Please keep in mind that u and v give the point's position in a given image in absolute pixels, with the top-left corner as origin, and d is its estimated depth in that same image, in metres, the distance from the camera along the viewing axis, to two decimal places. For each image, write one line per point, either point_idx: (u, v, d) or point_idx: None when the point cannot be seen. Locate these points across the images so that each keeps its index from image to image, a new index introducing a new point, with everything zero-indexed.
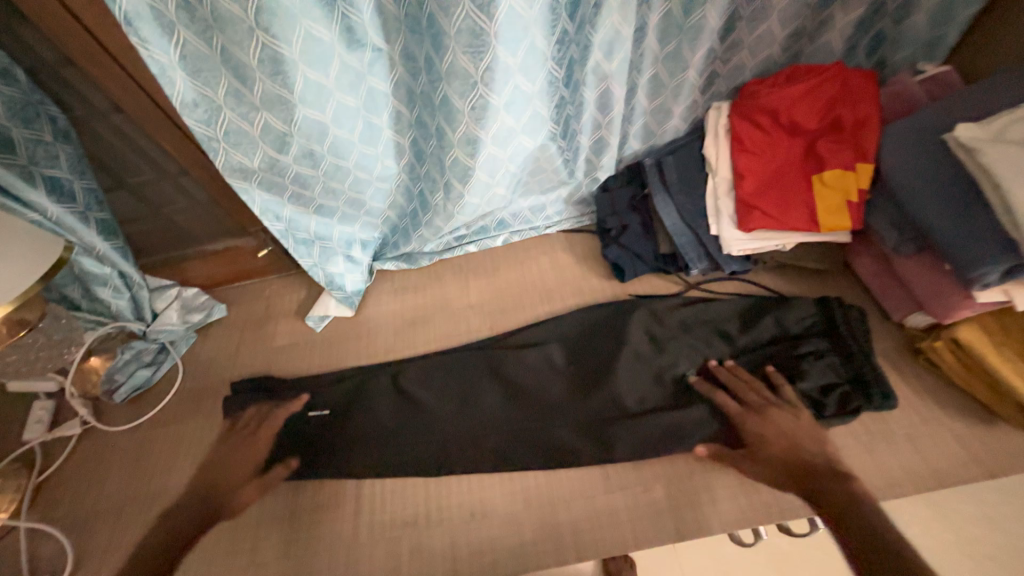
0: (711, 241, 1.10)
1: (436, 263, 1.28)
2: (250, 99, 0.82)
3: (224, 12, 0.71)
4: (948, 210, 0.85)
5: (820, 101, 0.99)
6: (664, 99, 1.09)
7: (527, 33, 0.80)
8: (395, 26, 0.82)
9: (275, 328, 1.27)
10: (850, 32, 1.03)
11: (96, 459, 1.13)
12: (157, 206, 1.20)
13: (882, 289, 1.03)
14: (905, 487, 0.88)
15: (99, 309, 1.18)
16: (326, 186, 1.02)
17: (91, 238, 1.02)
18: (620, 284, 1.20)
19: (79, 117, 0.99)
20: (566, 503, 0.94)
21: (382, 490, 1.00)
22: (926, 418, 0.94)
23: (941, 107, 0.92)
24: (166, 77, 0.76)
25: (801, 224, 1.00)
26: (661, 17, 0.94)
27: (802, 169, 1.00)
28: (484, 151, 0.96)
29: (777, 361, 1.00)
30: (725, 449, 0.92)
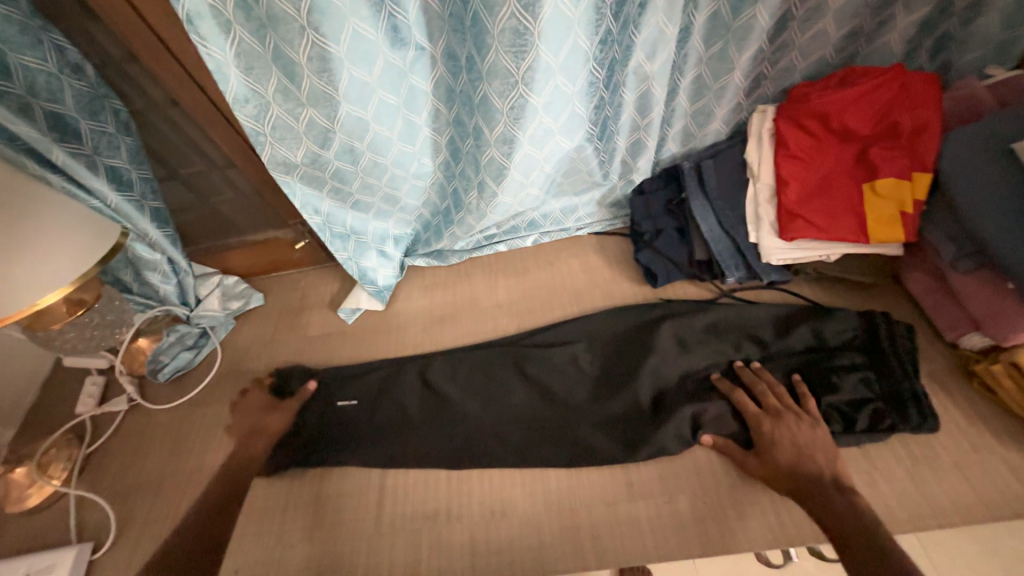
0: (749, 249, 1.06)
1: (465, 261, 1.29)
2: (297, 96, 0.85)
3: (278, 11, 0.73)
4: (1015, 225, 0.79)
5: (875, 105, 0.94)
6: (706, 101, 1.06)
7: (570, 33, 0.79)
8: (439, 25, 0.82)
9: (309, 318, 1.30)
10: (912, 34, 0.98)
11: (139, 435, 1.19)
12: (205, 196, 1.26)
13: (935, 305, 0.97)
14: (953, 518, 0.82)
15: (148, 293, 1.24)
16: (364, 182, 1.05)
17: (145, 226, 1.08)
18: (651, 289, 1.18)
19: (139, 109, 1.04)
20: (589, 509, 0.93)
21: (405, 482, 1.01)
22: (978, 446, 0.88)
23: (1012, 114, 0.85)
24: (221, 73, 0.79)
25: (848, 234, 0.95)
26: (707, 18, 0.92)
27: (852, 177, 0.96)
28: (520, 152, 0.96)
29: (809, 372, 0.96)
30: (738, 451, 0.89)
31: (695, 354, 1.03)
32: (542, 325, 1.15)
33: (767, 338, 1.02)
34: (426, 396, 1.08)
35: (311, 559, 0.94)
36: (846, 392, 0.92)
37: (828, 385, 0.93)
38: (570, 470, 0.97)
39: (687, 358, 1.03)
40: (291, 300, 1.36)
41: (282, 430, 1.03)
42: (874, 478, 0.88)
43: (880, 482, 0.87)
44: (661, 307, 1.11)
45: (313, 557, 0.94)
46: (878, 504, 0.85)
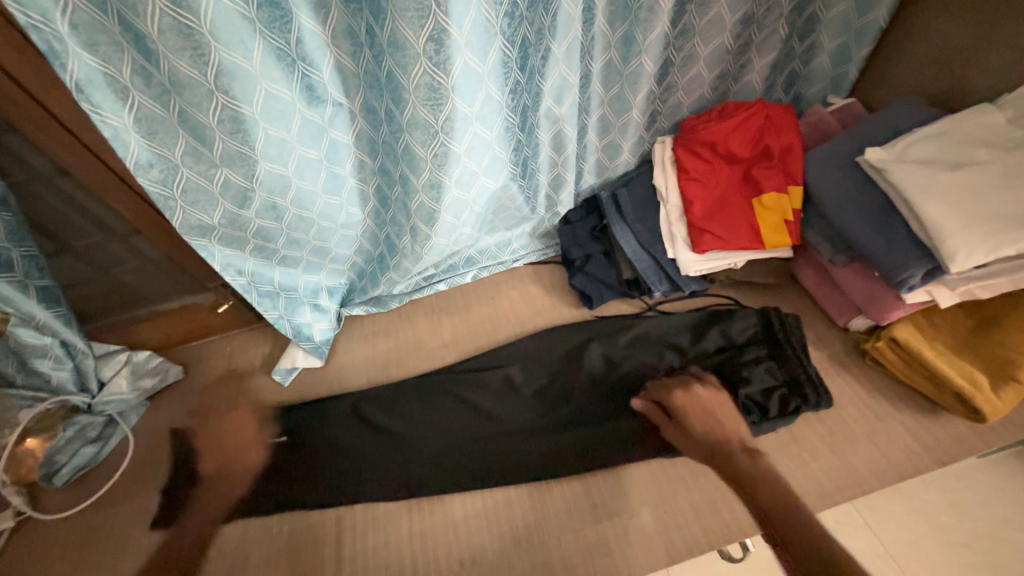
0: (669, 264, 1.17)
1: (405, 304, 1.28)
2: (209, 157, 0.82)
3: (182, 76, 0.71)
4: (871, 224, 0.95)
5: (750, 132, 1.10)
6: (613, 136, 1.17)
7: (483, 85, 0.84)
8: (354, 82, 0.85)
9: (239, 386, 1.21)
10: (769, 73, 1.17)
11: (32, 555, 1.01)
12: (105, 267, 1.14)
13: (825, 296, 1.11)
14: (872, 484, 0.93)
15: (36, 384, 1.07)
16: (290, 237, 1.02)
17: (29, 308, 0.97)
18: (589, 311, 1.24)
19: (17, 180, 0.93)
20: (557, 537, 0.92)
21: (365, 549, 0.94)
22: (879, 414, 1.00)
23: (853, 134, 1.04)
24: (119, 139, 0.75)
25: (747, 242, 1.08)
26: (603, 65, 1.03)
27: (742, 194, 1.10)
28: (448, 195, 0.99)
29: (724, 369, 1.05)
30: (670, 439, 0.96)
31: (635, 368, 1.09)
32: (479, 355, 1.17)
33: (684, 344, 1.11)
34: (377, 450, 1.03)
35: None
36: (756, 383, 1.02)
37: (739, 378, 1.03)
38: (535, 502, 0.97)
39: (628, 373, 1.08)
40: (217, 369, 1.25)
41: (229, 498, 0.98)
42: (804, 459, 0.97)
43: (809, 462, 0.96)
44: (599, 326, 1.17)
45: None
46: (811, 482, 0.94)
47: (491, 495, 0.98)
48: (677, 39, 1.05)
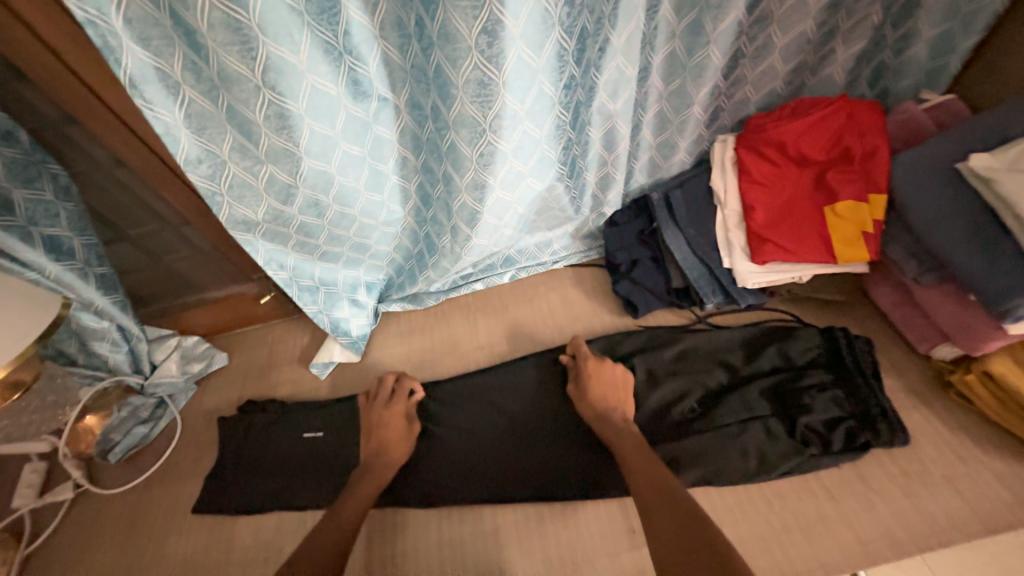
0: (724, 274, 1.08)
1: (441, 303, 1.26)
2: (255, 153, 0.81)
3: (231, 71, 0.69)
4: (969, 242, 0.83)
5: (827, 132, 0.99)
6: (669, 134, 1.08)
7: (535, 80, 0.79)
8: (401, 76, 0.81)
9: (279, 377, 1.23)
10: (853, 64, 1.04)
11: (88, 526, 1.07)
12: (158, 255, 1.18)
13: (904, 319, 1.00)
14: (953, 537, 0.82)
15: (96, 363, 1.13)
16: (331, 233, 1.01)
17: (90, 295, 1.00)
18: (632, 320, 1.17)
19: (80, 170, 0.97)
20: (592, 561, 0.88)
21: (394, 553, 0.93)
22: (963, 456, 0.89)
23: (953, 136, 0.91)
24: (170, 135, 0.74)
25: (817, 255, 0.98)
26: (664, 57, 0.95)
27: (813, 201, 0.99)
28: (492, 196, 0.95)
29: (782, 393, 0.96)
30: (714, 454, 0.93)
31: (681, 385, 1.02)
32: (514, 359, 1.13)
33: (735, 362, 1.03)
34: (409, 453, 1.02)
35: None
36: (817, 412, 0.92)
37: (797, 404, 0.94)
38: (568, 521, 0.93)
39: (674, 390, 1.01)
40: (258, 358, 1.28)
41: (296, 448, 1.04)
42: (871, 501, 0.87)
43: (876, 504, 0.87)
44: (644, 337, 1.10)
45: None
46: (878, 528, 0.85)
47: (522, 509, 0.95)
48: (750, 28, 0.94)
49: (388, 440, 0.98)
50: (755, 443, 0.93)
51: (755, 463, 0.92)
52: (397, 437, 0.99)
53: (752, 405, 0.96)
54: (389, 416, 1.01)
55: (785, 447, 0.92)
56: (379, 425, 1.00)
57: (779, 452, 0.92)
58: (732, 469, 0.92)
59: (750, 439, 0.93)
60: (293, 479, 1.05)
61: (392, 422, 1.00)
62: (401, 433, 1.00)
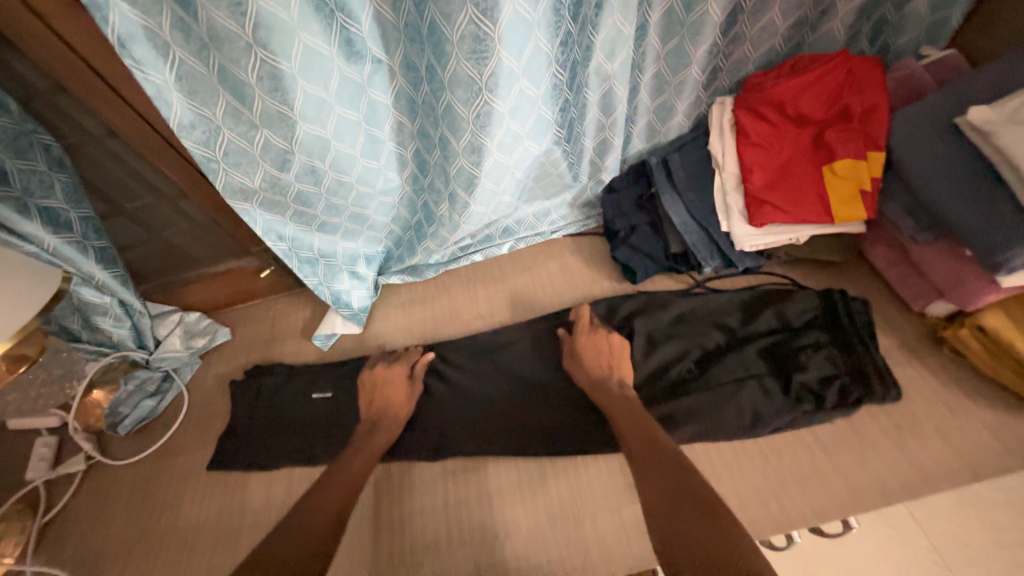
0: (723, 238, 1.08)
1: (441, 274, 1.26)
2: (249, 117, 0.80)
3: (221, 29, 0.68)
4: (966, 197, 0.83)
5: (826, 90, 0.98)
6: (667, 96, 1.07)
7: (531, 35, 0.77)
8: (394, 35, 0.79)
9: (282, 349, 1.24)
10: (855, 19, 1.02)
11: (102, 496, 1.10)
12: (156, 229, 1.17)
13: (900, 278, 1.01)
14: (941, 484, 0.85)
15: (99, 339, 1.15)
16: (328, 203, 1.00)
17: (90, 268, 1.00)
18: (632, 286, 1.18)
19: (71, 142, 0.95)
20: (594, 516, 0.91)
21: (402, 513, 0.96)
22: (955, 409, 0.92)
23: (953, 91, 0.90)
24: (162, 98, 0.73)
25: (815, 215, 0.98)
26: (662, 15, 0.93)
27: (812, 161, 0.99)
28: (489, 159, 0.94)
29: (778, 353, 0.98)
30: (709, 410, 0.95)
31: (679, 347, 1.03)
32: (513, 325, 1.15)
33: (732, 324, 1.04)
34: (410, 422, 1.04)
35: None
36: (812, 370, 0.94)
37: (793, 363, 0.96)
38: (570, 478, 0.96)
39: (672, 351, 1.03)
40: (261, 331, 1.29)
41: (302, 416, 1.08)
42: (864, 453, 0.90)
43: (869, 456, 0.90)
44: (643, 301, 1.11)
45: None
46: (870, 479, 0.87)
47: (526, 468, 0.98)
48: None
49: (388, 403, 1.02)
50: (750, 401, 0.95)
51: (749, 421, 0.94)
52: (399, 399, 1.03)
53: (748, 365, 0.98)
54: (393, 375, 1.05)
55: (780, 404, 0.94)
56: (382, 384, 1.04)
57: (773, 409, 0.93)
58: (730, 427, 0.94)
59: (746, 397, 0.95)
60: (300, 446, 1.07)
61: (386, 393, 1.04)
62: (403, 397, 1.03)
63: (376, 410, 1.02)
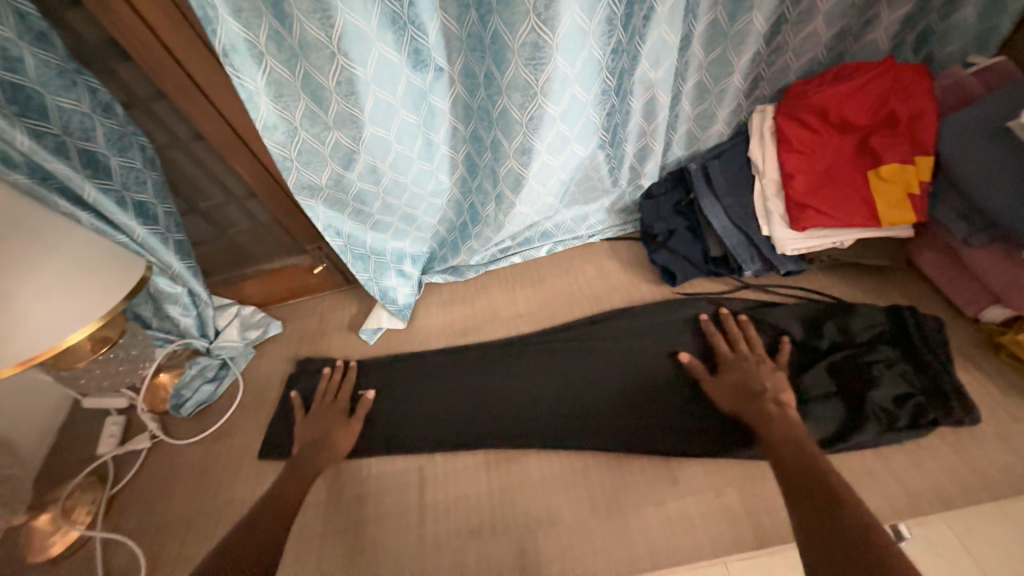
0: (764, 242, 1.09)
1: (482, 275, 1.32)
2: (324, 120, 0.88)
3: (310, 39, 0.77)
4: (1023, 198, 0.82)
5: (870, 97, 0.99)
6: (708, 104, 1.11)
7: (585, 43, 0.83)
8: (457, 46, 0.86)
9: (330, 342, 1.31)
10: (899, 28, 1.04)
11: (164, 472, 1.17)
12: (223, 227, 1.28)
13: (951, 283, 1.00)
14: (1001, 489, 0.83)
15: (168, 327, 1.25)
16: (384, 202, 1.07)
17: (168, 258, 1.09)
18: (670, 289, 1.20)
19: (161, 144, 1.07)
20: (636, 510, 0.92)
21: (445, 499, 0.99)
22: (1015, 415, 0.89)
23: (1002, 96, 0.90)
24: (252, 102, 0.82)
25: (861, 219, 0.98)
26: (706, 26, 0.97)
27: (857, 165, 1.00)
28: (538, 160, 1.00)
29: (847, 369, 0.96)
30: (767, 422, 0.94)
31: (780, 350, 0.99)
32: (561, 327, 1.18)
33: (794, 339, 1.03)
34: (385, 427, 1.10)
35: None
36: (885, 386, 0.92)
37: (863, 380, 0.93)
38: (610, 473, 0.97)
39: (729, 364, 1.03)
40: (310, 325, 1.36)
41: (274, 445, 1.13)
42: (919, 458, 0.88)
43: (924, 460, 0.88)
44: (682, 307, 1.14)
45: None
46: (926, 484, 0.86)
47: (564, 462, 1.00)
48: None
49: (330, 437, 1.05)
50: (817, 417, 0.92)
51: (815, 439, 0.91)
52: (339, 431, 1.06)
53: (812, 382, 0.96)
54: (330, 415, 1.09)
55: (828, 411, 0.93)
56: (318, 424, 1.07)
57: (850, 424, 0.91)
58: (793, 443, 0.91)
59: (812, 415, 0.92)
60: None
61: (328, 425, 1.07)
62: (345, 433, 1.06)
63: (311, 434, 1.05)
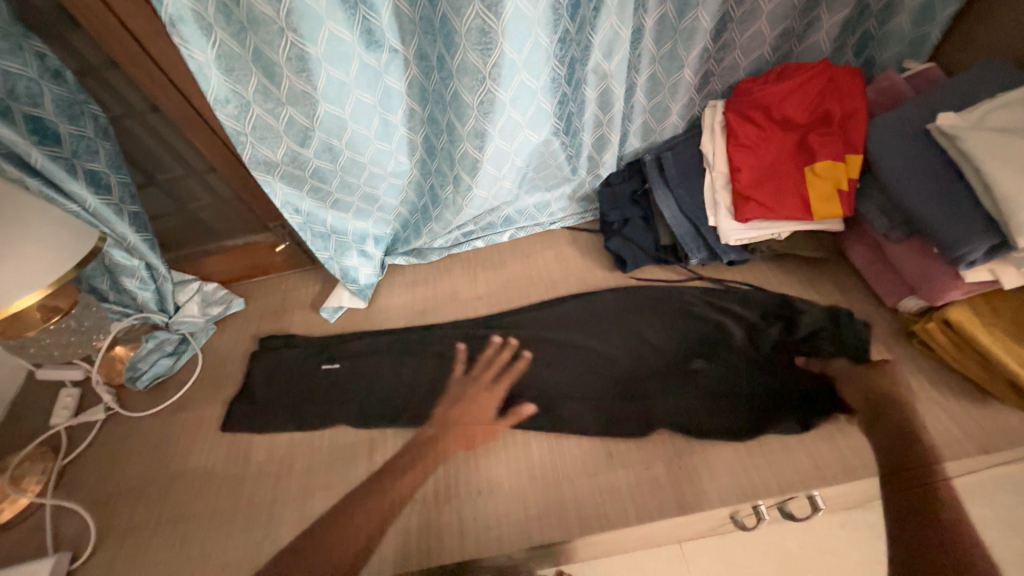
0: (709, 232, 1.15)
1: (444, 258, 1.35)
2: (277, 95, 0.89)
3: (259, 13, 0.78)
4: (933, 195, 0.89)
5: (809, 96, 1.05)
6: (662, 97, 1.15)
7: (532, 30, 0.86)
8: (410, 28, 0.88)
9: (291, 319, 1.33)
10: (839, 31, 1.10)
11: (117, 443, 1.18)
12: (184, 201, 1.28)
13: (876, 275, 1.07)
14: (900, 463, 0.91)
15: (125, 301, 1.25)
16: (343, 180, 1.09)
17: (123, 230, 1.09)
18: (622, 275, 1.25)
19: (117, 114, 1.07)
20: (572, 480, 0.97)
21: (394, 471, 1.03)
22: (920, 397, 0.97)
23: (925, 100, 0.96)
24: (202, 74, 0.83)
25: (795, 212, 1.04)
26: (657, 20, 1.01)
27: (795, 161, 1.05)
28: (492, 145, 1.03)
29: (783, 361, 1.03)
30: (703, 407, 1.00)
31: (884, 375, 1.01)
32: (520, 309, 1.22)
33: (740, 327, 1.10)
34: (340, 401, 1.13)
35: (303, 545, 0.96)
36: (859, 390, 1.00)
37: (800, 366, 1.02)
38: (552, 446, 1.01)
39: (675, 349, 1.09)
40: (272, 302, 1.37)
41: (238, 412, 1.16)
42: (834, 434, 0.95)
43: (837, 435, 0.95)
44: (631, 293, 1.19)
45: (305, 542, 0.96)
46: (836, 456, 0.93)
47: (511, 436, 1.04)
48: None
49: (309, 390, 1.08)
50: (748, 403, 0.99)
51: (742, 418, 0.98)
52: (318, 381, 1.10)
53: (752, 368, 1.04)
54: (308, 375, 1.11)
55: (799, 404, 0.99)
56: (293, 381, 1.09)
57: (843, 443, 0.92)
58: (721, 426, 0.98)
59: (751, 394, 1.00)
60: (303, 409, 1.14)
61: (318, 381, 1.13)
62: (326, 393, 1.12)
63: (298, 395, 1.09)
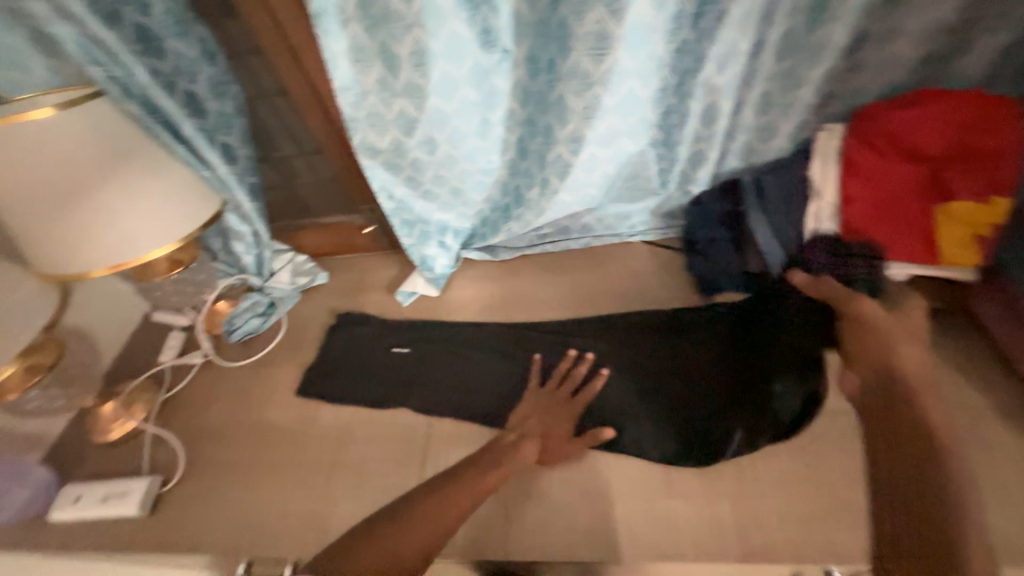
0: (808, 265, 1.06)
1: (516, 259, 1.34)
2: (393, 86, 0.95)
3: (393, 10, 0.85)
4: None
5: (948, 125, 0.94)
6: (772, 116, 1.08)
7: (649, 39, 0.89)
8: (525, 30, 0.90)
9: (368, 297, 1.40)
10: (994, 58, 0.98)
11: (208, 388, 1.31)
12: (291, 178, 1.40)
13: (1008, 336, 0.90)
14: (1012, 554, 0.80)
15: (231, 262, 1.39)
16: (436, 172, 1.13)
17: (240, 198, 1.20)
18: (701, 298, 1.18)
19: (251, 95, 1.19)
20: (624, 503, 0.93)
21: (447, 459, 1.05)
22: None
23: None
24: (334, 62, 0.91)
25: (916, 254, 0.94)
26: (781, 35, 0.95)
27: (925, 199, 0.94)
28: (586, 150, 1.07)
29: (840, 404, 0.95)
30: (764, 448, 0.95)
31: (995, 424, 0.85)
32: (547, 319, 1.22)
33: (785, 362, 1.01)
34: (404, 382, 1.18)
35: (358, 511, 1.01)
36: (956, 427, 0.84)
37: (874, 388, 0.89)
38: (606, 465, 0.98)
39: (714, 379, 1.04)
40: (352, 279, 1.46)
41: (313, 377, 1.25)
42: None
43: None
44: (710, 319, 1.12)
45: (360, 510, 1.01)
46: None
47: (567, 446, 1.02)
48: (881, 9, 0.93)
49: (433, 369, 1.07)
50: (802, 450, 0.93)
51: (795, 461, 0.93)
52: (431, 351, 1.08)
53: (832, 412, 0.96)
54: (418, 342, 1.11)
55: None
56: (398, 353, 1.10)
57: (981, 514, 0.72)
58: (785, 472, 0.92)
59: (773, 395, 0.97)
60: (367, 385, 1.20)
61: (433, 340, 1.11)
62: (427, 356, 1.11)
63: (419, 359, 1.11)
